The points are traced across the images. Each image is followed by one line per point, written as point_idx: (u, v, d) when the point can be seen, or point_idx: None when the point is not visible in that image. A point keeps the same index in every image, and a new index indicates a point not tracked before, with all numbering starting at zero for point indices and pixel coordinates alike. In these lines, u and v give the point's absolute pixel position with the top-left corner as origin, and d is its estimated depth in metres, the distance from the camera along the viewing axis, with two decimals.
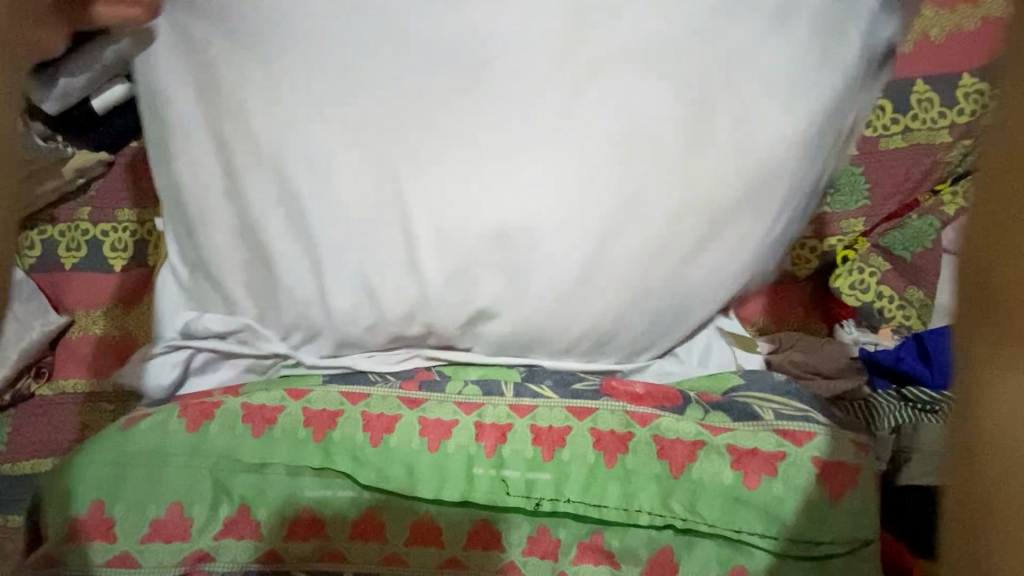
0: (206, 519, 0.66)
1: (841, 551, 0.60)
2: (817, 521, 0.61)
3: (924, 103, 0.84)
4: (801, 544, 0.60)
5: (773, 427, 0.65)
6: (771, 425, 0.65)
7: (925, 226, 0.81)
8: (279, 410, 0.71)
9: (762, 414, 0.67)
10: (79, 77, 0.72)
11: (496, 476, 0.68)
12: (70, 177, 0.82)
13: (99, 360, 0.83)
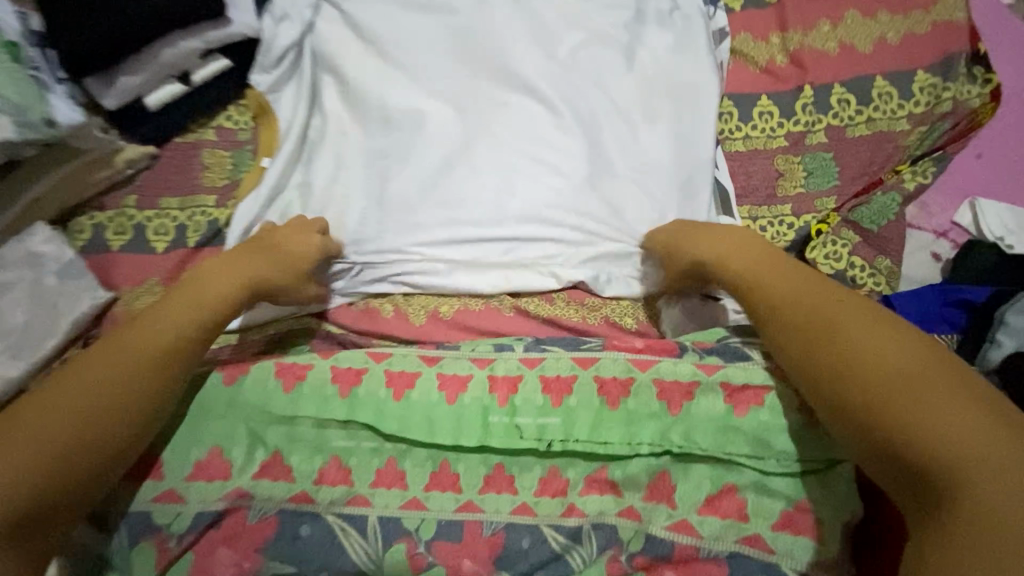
0: (244, 461, 0.72)
1: (819, 467, 0.66)
2: (803, 442, 0.66)
3: (884, 97, 0.94)
4: (783, 462, 0.66)
5: (763, 365, 0.70)
6: (762, 364, 0.71)
7: (888, 202, 0.90)
8: (310, 367, 0.77)
9: (753, 355, 0.72)
10: (135, 77, 0.86)
11: (510, 422, 0.74)
12: (120, 167, 0.89)
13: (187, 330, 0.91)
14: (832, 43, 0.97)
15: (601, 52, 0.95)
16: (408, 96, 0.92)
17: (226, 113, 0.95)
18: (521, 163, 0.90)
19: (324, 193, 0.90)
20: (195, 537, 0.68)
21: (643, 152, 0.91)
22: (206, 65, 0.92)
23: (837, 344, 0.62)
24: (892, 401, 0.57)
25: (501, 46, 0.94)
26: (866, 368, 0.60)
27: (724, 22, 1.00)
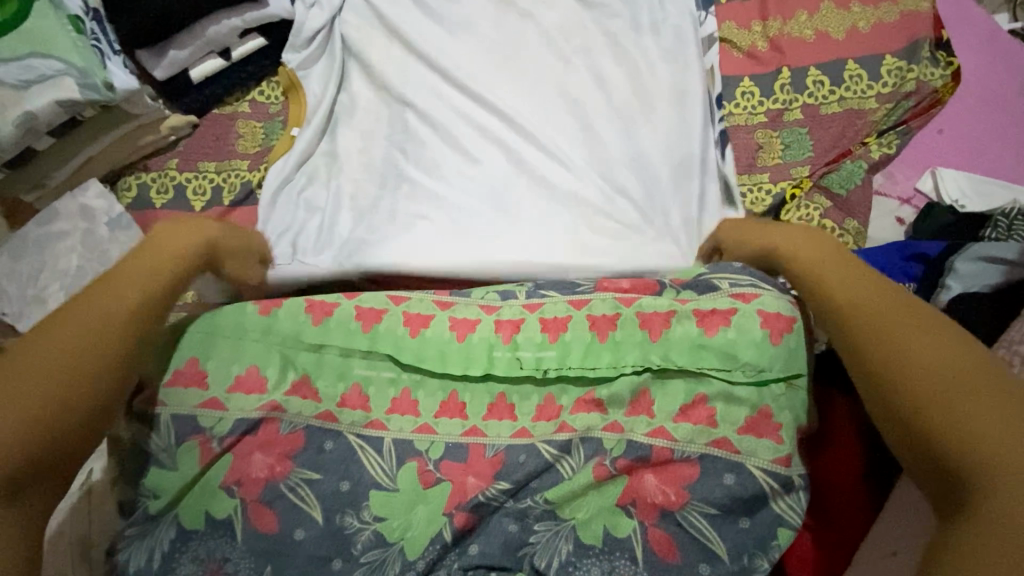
0: (278, 379, 0.80)
1: (780, 377, 0.74)
2: (765, 352, 0.74)
3: (855, 78, 1.04)
4: (748, 371, 0.74)
5: (729, 293, 0.78)
6: (727, 291, 0.78)
7: (854, 169, 1.00)
8: (336, 305, 0.87)
9: (720, 285, 0.79)
10: (183, 51, 0.96)
11: (512, 356, 0.84)
12: (164, 134, 0.99)
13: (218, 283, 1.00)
14: (808, 31, 1.07)
15: (601, 51, 1.04)
16: (424, 81, 1.03)
17: (259, 88, 1.05)
18: (527, 147, 0.99)
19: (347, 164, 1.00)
20: (236, 438, 0.77)
21: (636, 140, 0.99)
22: (245, 42, 1.01)
23: (927, 378, 0.59)
24: (986, 469, 0.54)
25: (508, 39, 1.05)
26: (975, 422, 0.55)
27: (713, 26, 1.07)
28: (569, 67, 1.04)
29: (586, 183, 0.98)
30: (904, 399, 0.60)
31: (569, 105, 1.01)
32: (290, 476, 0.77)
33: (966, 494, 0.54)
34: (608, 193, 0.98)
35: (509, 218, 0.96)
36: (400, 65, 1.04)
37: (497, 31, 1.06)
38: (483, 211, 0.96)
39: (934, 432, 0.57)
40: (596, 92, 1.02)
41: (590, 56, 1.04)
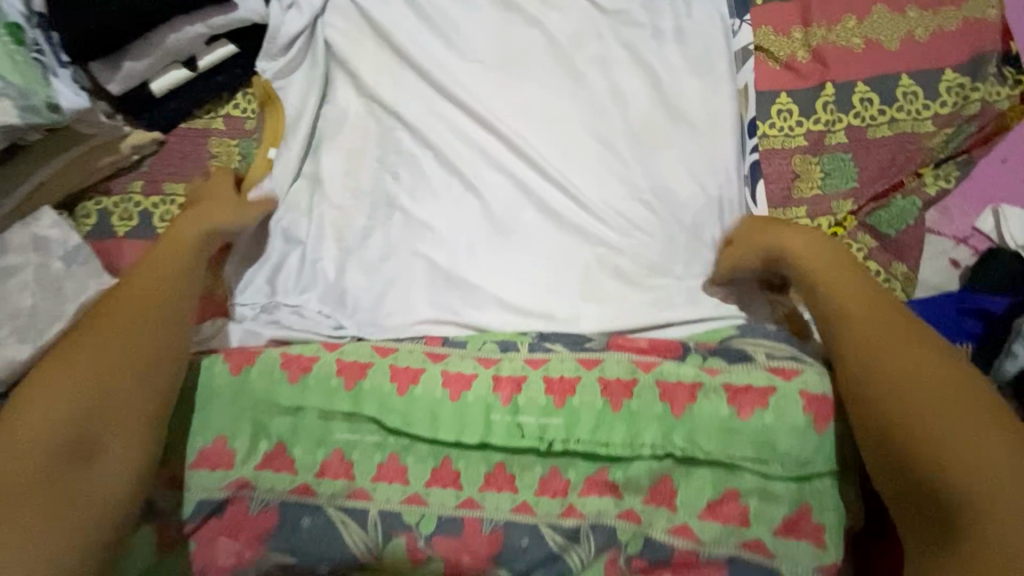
0: (247, 451, 0.72)
1: (826, 470, 0.66)
2: (808, 442, 0.66)
3: (908, 97, 0.91)
4: (788, 465, 0.66)
5: (765, 366, 0.69)
6: (765, 364, 0.70)
7: (907, 206, 0.88)
8: (314, 359, 0.78)
9: (756, 355, 0.72)
10: (140, 61, 0.86)
11: (512, 421, 0.74)
12: (127, 153, 0.90)
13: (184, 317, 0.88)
14: (856, 40, 0.94)
15: (620, 70, 0.95)
16: (420, 99, 0.93)
17: (235, 101, 0.94)
18: (531, 178, 0.91)
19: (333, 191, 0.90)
20: (198, 523, 0.70)
21: (655, 172, 0.92)
22: (212, 51, 0.90)
23: (913, 420, 0.59)
24: (964, 483, 0.56)
25: (515, 56, 0.96)
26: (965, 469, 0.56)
27: (748, 38, 0.97)
28: (580, 89, 0.95)
29: (597, 224, 0.90)
30: (888, 437, 0.60)
31: (583, 135, 0.93)
32: (262, 561, 0.70)
33: (945, 511, 0.56)
34: (623, 229, 0.90)
35: (512, 259, 0.89)
36: (393, 79, 0.93)
37: (503, 48, 0.96)
38: (483, 252, 0.89)
39: (910, 467, 0.59)
40: (613, 116, 0.94)
41: (606, 76, 0.95)
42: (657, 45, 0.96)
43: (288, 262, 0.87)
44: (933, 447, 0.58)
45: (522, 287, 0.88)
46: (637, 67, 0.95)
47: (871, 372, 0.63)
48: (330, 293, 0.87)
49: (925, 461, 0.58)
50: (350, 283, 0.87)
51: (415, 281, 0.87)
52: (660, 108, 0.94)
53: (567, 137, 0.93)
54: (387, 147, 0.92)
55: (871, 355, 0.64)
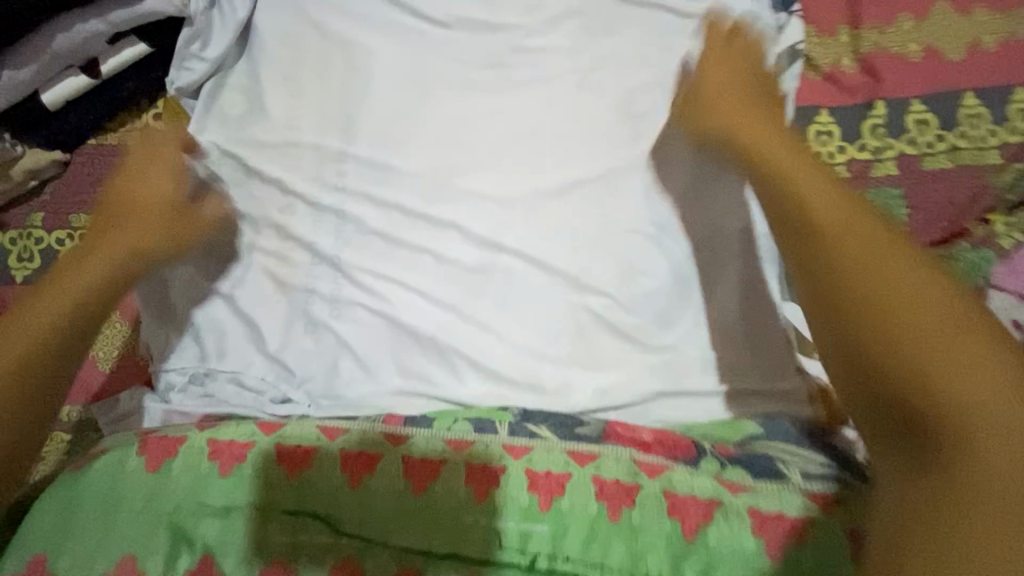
0: (164, 570, 0.58)
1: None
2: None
3: (972, 120, 0.76)
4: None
5: (804, 492, 0.58)
6: (800, 488, 0.59)
7: (980, 260, 0.73)
8: (248, 446, 0.65)
9: (788, 474, 0.61)
10: (24, 69, 0.65)
11: (489, 528, 0.61)
12: (21, 179, 0.73)
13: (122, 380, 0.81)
14: (914, 46, 0.78)
15: (632, 77, 0.81)
16: (391, 116, 0.79)
17: (155, 110, 0.77)
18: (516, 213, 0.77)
19: (286, 228, 0.76)
20: None
21: (665, 207, 0.77)
22: (117, 50, 0.70)
23: (903, 329, 0.44)
24: (925, 358, 0.42)
25: (505, 62, 0.81)
26: (954, 416, 0.41)
27: (798, 36, 0.80)
28: (587, 98, 0.80)
29: (597, 264, 0.75)
30: (830, 266, 0.48)
31: (585, 157, 0.78)
32: None
33: (905, 402, 0.43)
34: (627, 276, 0.75)
35: (493, 307, 0.75)
36: (356, 95, 0.79)
37: (492, 54, 0.81)
38: (454, 303, 0.75)
39: (898, 344, 0.43)
40: (624, 134, 0.79)
41: (615, 87, 0.81)
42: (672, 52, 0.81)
43: (225, 319, 0.74)
44: (895, 371, 0.43)
45: (498, 348, 0.74)
46: (651, 78, 0.81)
47: (808, 255, 0.50)
48: (276, 357, 0.74)
49: (893, 378, 0.43)
50: (302, 342, 0.74)
51: (377, 340, 0.74)
52: (674, 128, 0.78)
53: (566, 162, 0.78)
54: (351, 174, 0.77)
55: (822, 240, 0.50)
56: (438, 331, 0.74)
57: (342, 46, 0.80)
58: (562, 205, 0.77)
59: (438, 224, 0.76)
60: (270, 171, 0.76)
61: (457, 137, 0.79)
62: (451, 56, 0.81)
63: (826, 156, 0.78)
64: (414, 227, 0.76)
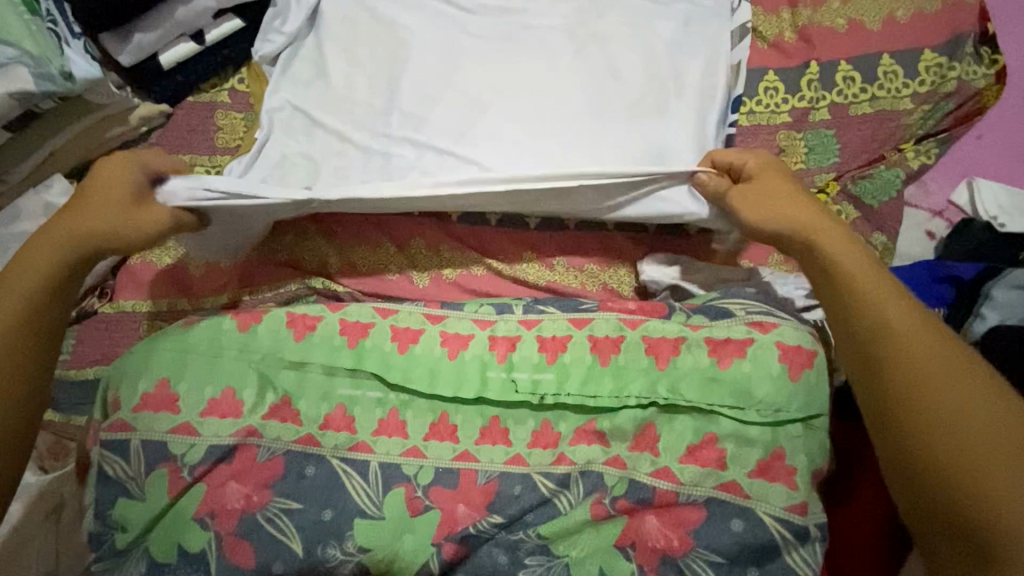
0: (255, 401, 0.75)
1: (799, 417, 0.69)
2: (783, 390, 0.70)
3: (889, 75, 0.95)
4: (764, 411, 0.69)
5: (744, 320, 0.74)
6: (743, 318, 0.74)
7: (892, 177, 0.93)
8: (320, 319, 0.81)
9: (735, 311, 0.76)
10: (150, 34, 0.93)
11: (506, 378, 0.77)
12: (135, 124, 0.96)
13: (193, 285, 0.94)
14: (841, 20, 0.98)
15: (620, 50, 1.00)
16: (424, 83, 0.99)
17: (238, 76, 1.02)
18: (523, 151, 0.94)
19: (342, 163, 0.95)
20: (208, 467, 0.72)
21: (648, 140, 0.93)
22: (219, 26, 0.98)
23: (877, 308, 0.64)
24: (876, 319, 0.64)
25: (522, 40, 1.02)
26: (913, 366, 0.60)
27: (747, 15, 0.99)
28: (581, 65, 0.99)
29: (586, 190, 0.90)
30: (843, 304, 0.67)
31: (581, 113, 0.96)
32: (267, 506, 0.72)
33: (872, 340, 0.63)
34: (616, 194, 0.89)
35: (490, 212, 0.88)
36: (397, 68, 0.99)
37: (506, 35, 1.02)
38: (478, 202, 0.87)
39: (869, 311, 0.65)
40: (612, 91, 0.97)
41: (606, 58, 1.00)
42: (651, 27, 1.01)
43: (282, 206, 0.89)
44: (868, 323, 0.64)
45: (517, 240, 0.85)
46: (636, 46, 1.00)
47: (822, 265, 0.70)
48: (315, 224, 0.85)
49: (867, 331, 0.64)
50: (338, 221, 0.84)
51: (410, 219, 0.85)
52: (649, 82, 0.97)
53: (565, 112, 0.97)
54: (394, 123, 0.97)
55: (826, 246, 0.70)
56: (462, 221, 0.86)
57: (388, 29, 1.01)
58: (558, 147, 0.94)
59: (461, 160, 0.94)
60: (331, 124, 0.96)
61: (480, 98, 0.98)
62: (471, 34, 1.02)
63: (772, 108, 0.97)
64: (442, 160, 0.94)
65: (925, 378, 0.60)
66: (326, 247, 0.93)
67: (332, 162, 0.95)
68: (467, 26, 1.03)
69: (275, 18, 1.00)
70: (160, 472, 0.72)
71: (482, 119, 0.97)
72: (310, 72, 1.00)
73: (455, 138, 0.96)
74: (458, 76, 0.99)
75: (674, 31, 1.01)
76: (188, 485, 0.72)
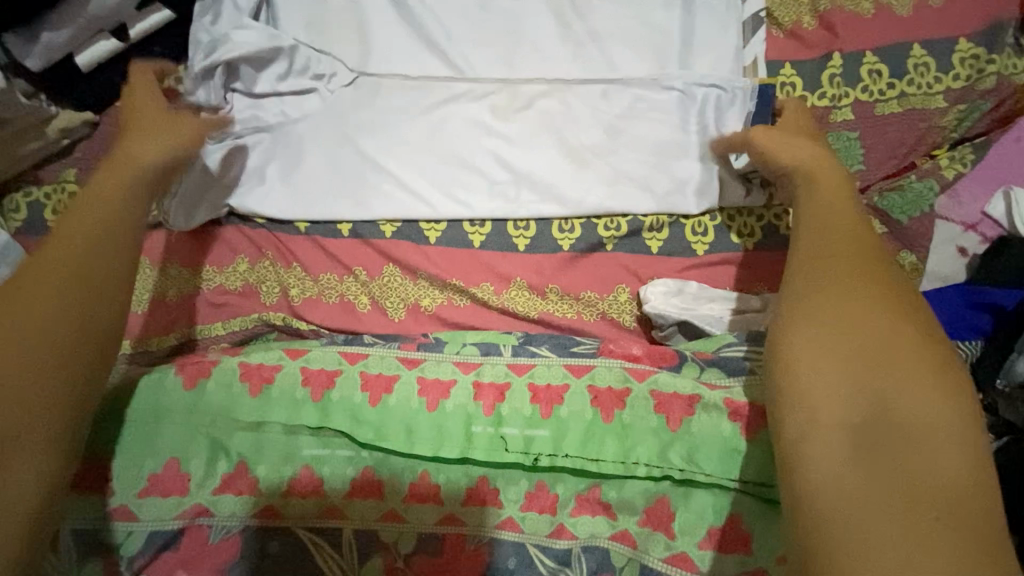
0: (204, 474, 0.66)
1: None
2: None
3: (920, 68, 0.84)
4: None
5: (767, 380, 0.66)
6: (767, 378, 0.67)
7: (925, 189, 0.83)
8: (277, 369, 0.71)
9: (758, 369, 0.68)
10: (62, 31, 0.77)
11: (495, 433, 0.67)
12: (55, 137, 0.82)
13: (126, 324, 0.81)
14: (867, 4, 0.86)
15: (620, 49, 0.88)
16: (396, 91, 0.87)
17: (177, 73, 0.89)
18: (510, 156, 0.85)
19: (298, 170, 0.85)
20: (147, 560, 0.64)
21: (639, 127, 0.86)
22: (145, 17, 0.83)
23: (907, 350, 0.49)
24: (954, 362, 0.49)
25: (513, 34, 0.89)
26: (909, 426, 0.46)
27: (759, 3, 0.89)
28: (579, 69, 0.88)
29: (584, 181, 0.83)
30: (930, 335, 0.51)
31: (571, 119, 0.86)
32: None
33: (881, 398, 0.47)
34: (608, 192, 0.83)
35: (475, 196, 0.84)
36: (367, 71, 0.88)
37: (492, 30, 0.89)
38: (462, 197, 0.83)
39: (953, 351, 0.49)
40: (606, 95, 0.87)
41: (603, 55, 0.88)
42: (652, 17, 0.89)
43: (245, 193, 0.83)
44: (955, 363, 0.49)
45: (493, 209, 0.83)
46: (634, 41, 0.89)
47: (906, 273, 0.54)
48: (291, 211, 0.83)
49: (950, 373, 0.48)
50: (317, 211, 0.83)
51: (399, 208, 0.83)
52: (645, 86, 0.86)
53: (551, 113, 0.86)
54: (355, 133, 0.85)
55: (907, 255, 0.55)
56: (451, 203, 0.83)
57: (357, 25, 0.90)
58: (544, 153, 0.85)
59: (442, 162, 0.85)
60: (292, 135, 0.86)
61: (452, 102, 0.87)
62: (450, 27, 0.89)
63: None
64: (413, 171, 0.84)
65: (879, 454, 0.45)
66: (286, 274, 0.83)
67: (289, 160, 0.85)
68: (445, 18, 0.90)
69: (205, 12, 0.84)
70: (104, 559, 0.64)
71: (458, 124, 0.86)
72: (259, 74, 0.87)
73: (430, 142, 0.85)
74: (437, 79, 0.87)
75: (678, 23, 0.89)
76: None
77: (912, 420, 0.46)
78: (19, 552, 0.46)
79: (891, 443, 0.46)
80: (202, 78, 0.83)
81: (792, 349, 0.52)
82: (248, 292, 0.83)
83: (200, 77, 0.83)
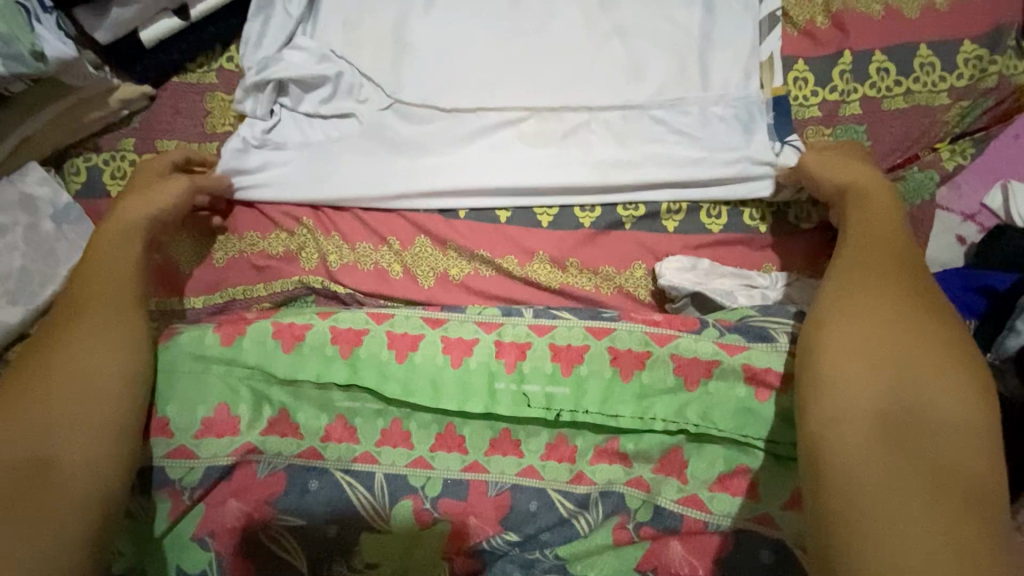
0: (252, 417, 0.73)
1: None
2: None
3: (926, 67, 0.89)
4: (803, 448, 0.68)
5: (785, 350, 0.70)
6: (786, 348, 0.71)
7: (925, 180, 0.89)
8: (308, 327, 0.75)
9: (777, 337, 0.72)
10: (129, 7, 0.85)
11: (517, 390, 0.72)
12: (116, 108, 0.89)
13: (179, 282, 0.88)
14: (877, 6, 0.91)
15: (642, 44, 0.94)
16: (433, 78, 0.93)
17: (228, 54, 0.95)
18: (541, 142, 0.90)
19: (335, 167, 0.90)
20: (206, 491, 0.71)
21: (662, 139, 0.90)
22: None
23: (931, 360, 0.58)
24: (967, 371, 0.58)
25: (541, 28, 0.95)
26: (933, 424, 0.55)
27: (775, 3, 0.94)
28: (603, 60, 0.93)
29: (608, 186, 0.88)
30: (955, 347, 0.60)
31: (596, 108, 0.91)
32: (269, 523, 0.69)
33: (912, 400, 0.56)
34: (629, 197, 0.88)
35: (501, 182, 0.88)
36: (401, 56, 0.95)
37: (524, 24, 0.95)
38: (492, 197, 0.89)
39: (967, 361, 0.59)
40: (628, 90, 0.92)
41: (627, 48, 0.94)
42: (673, 13, 0.95)
43: (286, 186, 0.89)
44: (972, 376, 0.58)
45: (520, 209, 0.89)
46: (656, 35, 0.94)
47: (932, 298, 0.63)
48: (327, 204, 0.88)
49: (967, 384, 0.57)
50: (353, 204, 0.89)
51: (432, 190, 0.88)
52: (667, 77, 0.92)
53: (578, 101, 0.92)
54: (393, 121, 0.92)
55: (928, 284, 0.65)
56: (480, 202, 0.89)
57: (398, 14, 0.96)
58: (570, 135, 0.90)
59: (471, 148, 0.90)
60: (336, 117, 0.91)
61: (487, 88, 0.93)
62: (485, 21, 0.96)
63: (801, 100, 0.91)
64: (448, 153, 0.90)
65: (908, 445, 0.54)
66: (326, 241, 0.88)
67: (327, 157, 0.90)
68: (480, 13, 0.96)
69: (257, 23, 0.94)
70: (164, 488, 0.71)
71: (493, 108, 0.92)
72: (309, 58, 0.94)
73: (463, 130, 0.91)
74: (471, 69, 0.94)
75: (699, 18, 0.95)
76: (189, 507, 0.70)
77: (933, 420, 0.55)
78: (73, 523, 0.57)
79: (914, 435, 0.54)
80: (253, 91, 0.92)
81: (831, 348, 0.61)
82: (289, 257, 0.89)
83: (251, 89, 0.91)
